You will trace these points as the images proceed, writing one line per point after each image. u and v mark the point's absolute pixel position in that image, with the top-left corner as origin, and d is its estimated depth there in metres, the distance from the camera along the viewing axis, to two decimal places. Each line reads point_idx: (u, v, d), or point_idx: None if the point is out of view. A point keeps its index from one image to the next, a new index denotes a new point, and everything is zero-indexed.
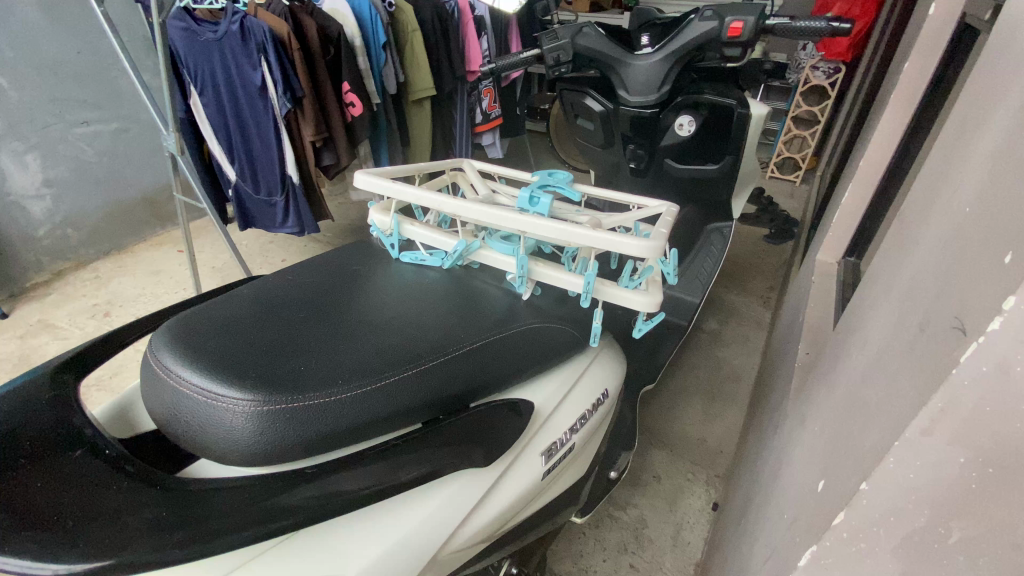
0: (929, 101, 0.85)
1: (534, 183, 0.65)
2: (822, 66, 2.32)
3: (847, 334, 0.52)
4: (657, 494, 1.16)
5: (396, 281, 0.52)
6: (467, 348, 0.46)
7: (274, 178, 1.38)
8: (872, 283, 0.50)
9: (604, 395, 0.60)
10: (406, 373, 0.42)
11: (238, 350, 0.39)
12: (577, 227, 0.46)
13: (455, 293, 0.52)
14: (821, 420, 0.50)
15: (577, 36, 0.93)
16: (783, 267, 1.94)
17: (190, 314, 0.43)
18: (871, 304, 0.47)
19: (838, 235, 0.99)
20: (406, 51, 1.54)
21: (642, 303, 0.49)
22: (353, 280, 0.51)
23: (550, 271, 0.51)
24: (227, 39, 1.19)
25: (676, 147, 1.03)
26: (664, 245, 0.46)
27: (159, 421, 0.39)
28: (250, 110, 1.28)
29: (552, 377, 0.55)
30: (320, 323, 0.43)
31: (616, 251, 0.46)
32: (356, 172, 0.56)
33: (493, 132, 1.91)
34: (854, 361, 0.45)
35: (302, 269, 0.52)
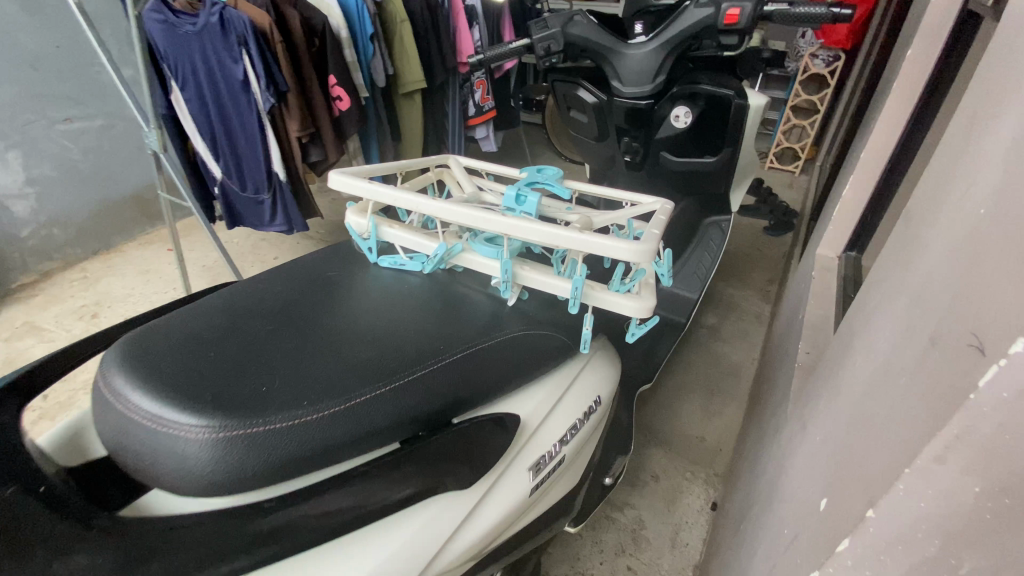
0: (934, 88, 0.82)
1: (522, 180, 0.63)
2: (821, 54, 2.28)
3: (850, 338, 0.49)
4: (654, 494, 1.14)
5: (373, 287, 0.50)
6: (446, 361, 0.43)
7: (260, 175, 1.34)
8: (876, 285, 0.47)
9: (597, 402, 0.57)
10: (379, 390, 0.39)
11: (195, 370, 0.37)
12: (564, 231, 0.43)
13: (435, 299, 0.50)
14: (822, 429, 0.48)
15: (567, 25, 0.90)
16: (782, 259, 1.92)
17: (148, 330, 0.40)
18: (877, 306, 0.45)
19: (839, 229, 0.96)
20: (394, 43, 1.50)
21: (632, 308, 0.46)
22: (328, 287, 0.49)
23: (538, 275, 0.48)
24: (206, 32, 1.16)
25: (673, 139, 1.00)
26: (658, 248, 0.43)
27: (109, 450, 0.36)
28: (233, 105, 1.24)
29: (541, 386, 0.52)
30: (287, 338, 0.41)
31: (605, 256, 0.42)
32: (331, 171, 0.52)
33: (486, 125, 1.87)
34: (857, 371, 0.43)
35: (273, 277, 0.49)
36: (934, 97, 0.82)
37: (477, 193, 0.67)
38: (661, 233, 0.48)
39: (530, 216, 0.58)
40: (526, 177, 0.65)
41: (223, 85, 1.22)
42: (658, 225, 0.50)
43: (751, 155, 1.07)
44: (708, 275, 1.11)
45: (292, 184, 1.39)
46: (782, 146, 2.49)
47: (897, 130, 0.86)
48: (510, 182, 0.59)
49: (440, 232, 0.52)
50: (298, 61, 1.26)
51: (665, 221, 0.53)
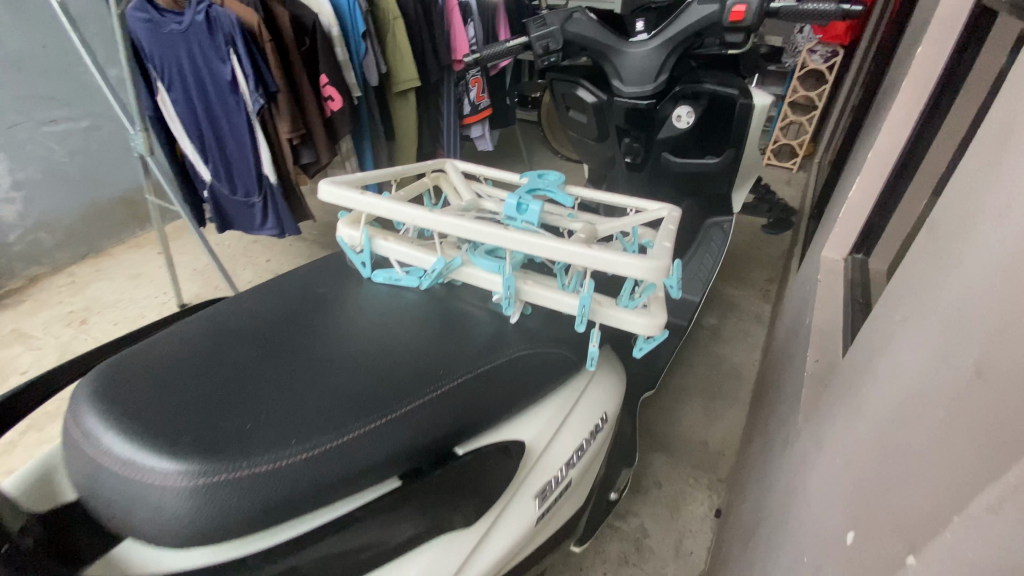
0: (944, 86, 0.79)
1: (523, 187, 0.60)
2: (819, 49, 2.26)
3: (873, 353, 0.47)
4: (657, 501, 1.12)
5: (367, 306, 0.47)
6: (445, 388, 0.41)
7: (251, 178, 1.31)
8: (899, 299, 0.45)
9: (604, 419, 0.55)
10: (373, 423, 0.38)
11: (176, 411, 0.35)
12: (569, 245, 0.41)
13: (434, 316, 0.47)
14: (842, 450, 0.46)
15: (567, 23, 0.87)
16: (782, 258, 1.90)
17: (125, 362, 0.39)
18: (905, 322, 0.42)
19: (845, 231, 0.94)
20: (387, 40, 1.46)
21: (642, 326, 0.44)
22: (321, 306, 0.47)
23: (542, 291, 0.46)
24: (192, 31, 1.12)
25: (674, 139, 0.97)
26: (672, 265, 0.40)
27: (87, 494, 0.35)
28: (221, 107, 1.21)
29: (547, 407, 0.50)
30: (272, 369, 0.39)
31: (615, 274, 0.40)
32: (321, 181, 0.50)
33: (482, 124, 1.84)
34: (883, 393, 0.40)
35: (260, 296, 0.47)
36: (945, 96, 0.80)
37: (476, 200, 0.64)
38: (673, 245, 0.45)
39: (532, 225, 0.55)
40: (527, 183, 0.63)
41: (211, 86, 1.18)
42: (668, 238, 0.47)
43: (755, 155, 1.05)
44: (710, 277, 1.08)
45: (284, 186, 1.35)
46: (780, 142, 2.46)
47: (906, 130, 0.83)
48: (511, 190, 0.57)
49: (437, 245, 0.50)
50: (289, 61, 1.23)
51: (674, 231, 0.50)
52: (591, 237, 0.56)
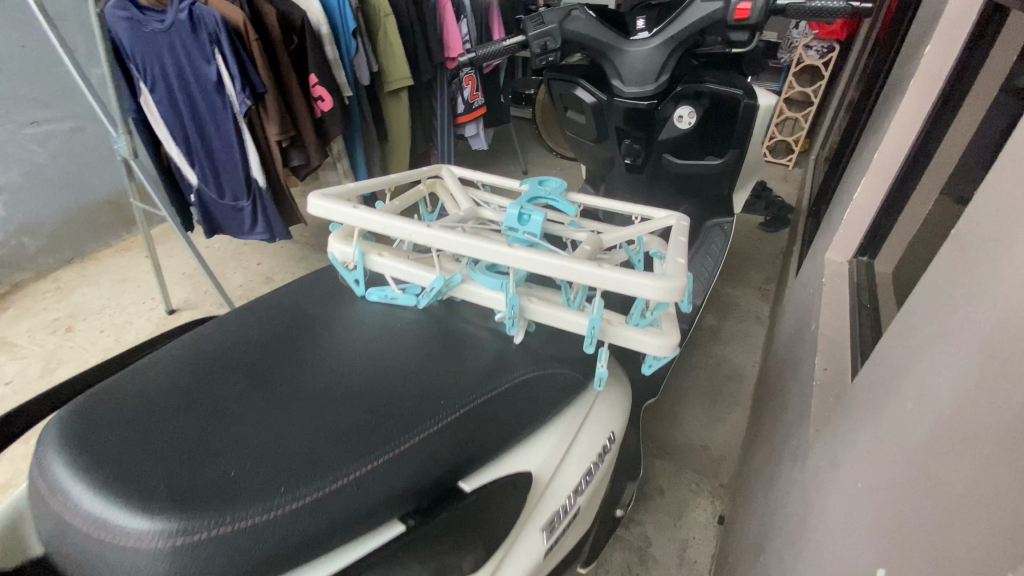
0: (954, 86, 0.77)
1: (524, 195, 0.58)
2: (815, 45, 2.23)
3: (897, 371, 0.45)
4: (659, 508, 1.10)
5: (359, 329, 0.46)
6: (440, 423, 0.40)
7: (239, 182, 1.27)
8: (926, 316, 0.43)
9: (611, 439, 0.52)
10: (364, 465, 0.36)
11: (153, 461, 0.34)
12: (577, 264, 0.38)
13: (429, 340, 0.46)
14: (866, 474, 0.44)
15: (565, 21, 0.84)
16: (780, 256, 1.88)
17: (102, 401, 0.39)
18: (935, 341, 0.40)
19: (850, 233, 0.92)
20: (378, 38, 1.42)
21: (655, 346, 0.42)
22: (311, 333, 0.46)
23: (549, 310, 0.43)
24: (175, 30, 1.08)
25: (676, 140, 0.94)
26: (688, 284, 0.38)
27: (60, 553, 0.34)
28: (207, 108, 1.17)
29: (551, 430, 0.48)
30: (257, 410, 0.38)
31: (629, 294, 0.38)
32: (310, 194, 0.47)
33: (476, 123, 1.81)
34: (916, 421, 0.38)
35: (246, 327, 0.46)
36: (955, 96, 0.78)
37: (474, 209, 0.62)
38: (686, 260, 0.43)
39: (535, 236, 0.53)
40: (528, 190, 0.61)
41: (195, 87, 1.15)
42: (680, 252, 0.45)
43: (757, 156, 1.03)
44: (711, 280, 1.05)
45: (273, 190, 1.32)
46: (775, 138, 2.45)
47: (912, 131, 0.81)
48: (512, 200, 0.54)
49: (437, 260, 0.47)
50: (276, 60, 1.19)
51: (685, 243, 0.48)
52: (596, 247, 0.54)
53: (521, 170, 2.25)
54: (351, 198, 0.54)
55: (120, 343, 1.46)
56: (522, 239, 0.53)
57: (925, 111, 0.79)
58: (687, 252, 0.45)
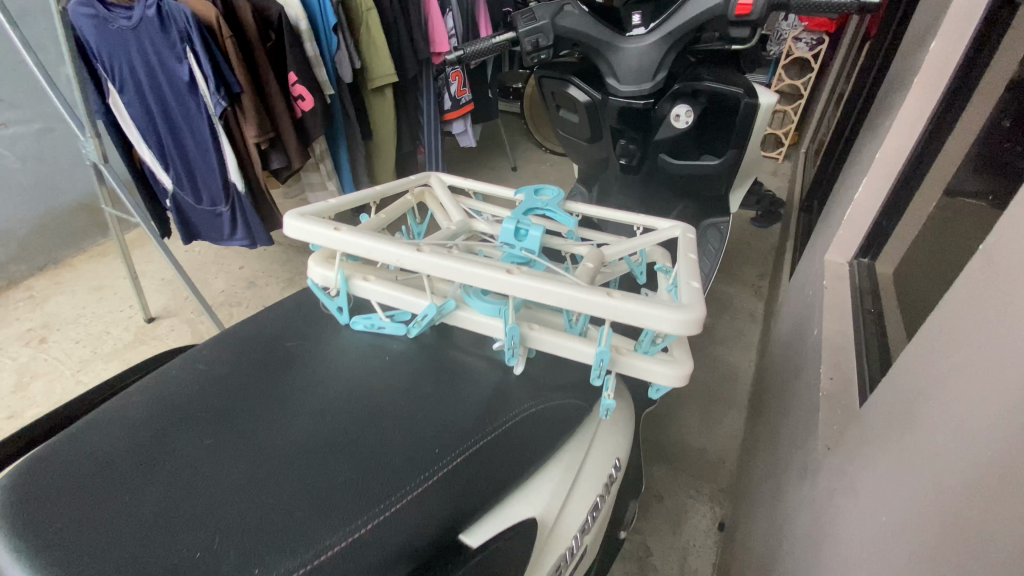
0: (961, 84, 0.75)
1: (519, 207, 0.55)
2: (805, 37, 2.21)
3: (925, 395, 0.42)
4: (659, 515, 1.08)
5: (341, 374, 0.47)
6: (432, 477, 0.40)
7: (216, 187, 1.22)
8: (958, 338, 0.40)
9: (615, 466, 0.52)
10: (353, 534, 0.36)
11: (111, 544, 0.33)
12: (587, 293, 0.36)
13: (415, 381, 0.47)
14: (894, 507, 0.41)
15: (557, 17, 0.81)
16: (772, 251, 1.87)
17: (31, 474, 0.38)
18: (971, 368, 0.37)
19: (851, 234, 0.90)
20: (361, 34, 1.37)
21: (666, 375, 0.39)
22: (293, 383, 0.46)
23: (551, 336, 0.41)
24: (144, 27, 1.02)
25: (673, 140, 0.91)
26: (705, 314, 0.36)
27: None
28: (180, 110, 1.12)
29: (553, 468, 0.48)
30: (228, 479, 0.38)
31: (644, 326, 0.35)
32: (286, 215, 0.44)
33: (464, 119, 1.75)
34: (958, 457, 0.36)
35: (215, 385, 0.45)
36: (960, 94, 0.75)
37: (467, 221, 0.58)
38: (700, 284, 0.40)
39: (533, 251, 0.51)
40: (523, 202, 0.59)
41: (167, 87, 1.09)
42: (691, 274, 0.42)
43: (755, 155, 1.00)
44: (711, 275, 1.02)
45: (252, 194, 1.27)
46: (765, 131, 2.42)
47: (916, 130, 0.79)
48: (507, 214, 0.52)
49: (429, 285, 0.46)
50: (253, 58, 1.14)
51: (694, 259, 0.46)
52: (598, 263, 0.51)
53: (509, 166, 2.21)
54: (332, 215, 0.52)
55: (96, 353, 1.40)
56: (519, 255, 0.50)
57: (929, 110, 0.77)
58: (700, 274, 0.42)
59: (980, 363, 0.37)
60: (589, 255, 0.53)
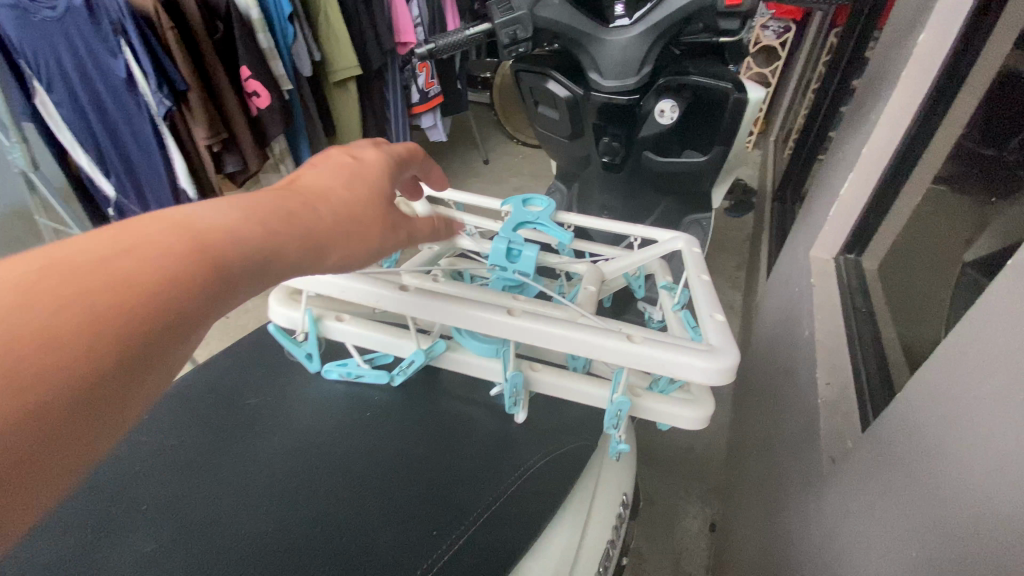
0: (949, 79, 0.73)
1: (509, 223, 0.56)
2: (771, 25, 2.18)
3: (954, 423, 0.40)
4: (651, 520, 1.06)
5: (332, 451, 0.51)
6: (435, 566, 0.42)
7: (165, 193, 1.15)
8: (989, 364, 0.38)
9: (624, 501, 0.57)
10: None
11: None
12: (607, 339, 0.38)
13: (422, 460, 0.50)
14: (923, 543, 0.40)
15: (536, 6, 0.75)
16: (746, 241, 1.86)
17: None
18: (1002, 398, 0.36)
19: (836, 230, 0.89)
20: (320, 23, 1.28)
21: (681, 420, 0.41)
22: (296, 470, 0.48)
23: (550, 379, 0.45)
24: (71, 17, 0.93)
25: (657, 136, 0.86)
26: (738, 359, 0.37)
27: None
28: (119, 109, 1.03)
29: (561, 525, 0.50)
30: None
31: (666, 371, 0.37)
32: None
33: (433, 113, 1.66)
34: (1005, 503, 0.33)
35: (191, 480, 0.48)
36: (950, 87, 0.73)
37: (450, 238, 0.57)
38: (723, 317, 0.43)
39: (526, 273, 0.51)
40: (513, 214, 0.59)
41: (103, 85, 1.00)
42: (710, 305, 0.45)
43: (738, 150, 0.97)
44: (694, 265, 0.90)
45: (205, 199, 1.20)
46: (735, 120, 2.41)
47: (903, 125, 0.77)
48: (498, 233, 0.52)
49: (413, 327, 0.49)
50: (198, 51, 1.05)
51: (707, 283, 0.49)
52: (598, 282, 0.54)
53: (480, 159, 2.14)
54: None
55: None
56: (513, 277, 0.50)
57: (917, 105, 0.75)
58: (720, 305, 0.45)
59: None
60: (588, 274, 0.55)
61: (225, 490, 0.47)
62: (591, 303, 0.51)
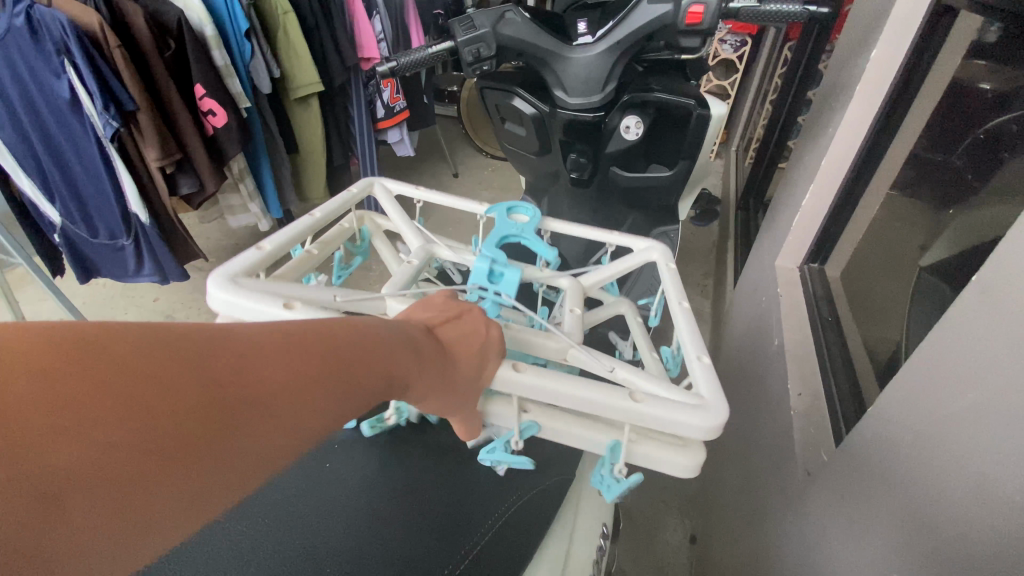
0: (899, 94, 0.76)
1: (493, 238, 0.57)
2: (729, 39, 2.24)
3: (927, 438, 0.40)
4: (632, 536, 1.05)
5: (302, 501, 0.49)
6: None
7: (115, 219, 1.10)
8: (961, 383, 0.38)
9: (604, 532, 0.58)
10: None
11: None
12: (616, 400, 0.40)
13: (395, 508, 0.49)
14: (905, 564, 0.40)
15: (499, 24, 0.74)
16: (713, 248, 1.89)
17: None
18: (975, 413, 0.36)
19: (799, 241, 0.91)
20: (278, 39, 1.25)
21: (677, 465, 0.43)
22: (261, 526, 0.46)
23: (548, 421, 0.45)
24: (12, 37, 0.89)
25: (623, 153, 0.87)
26: (727, 419, 0.40)
27: None
28: (63, 131, 0.98)
29: (539, 570, 0.50)
30: None
31: (673, 428, 0.40)
32: (207, 284, 0.46)
33: (400, 127, 1.64)
34: (984, 524, 0.33)
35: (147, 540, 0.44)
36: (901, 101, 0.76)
37: (428, 247, 0.62)
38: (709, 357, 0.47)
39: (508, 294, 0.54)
40: (498, 227, 0.60)
41: (46, 107, 0.96)
42: (698, 348, 0.48)
43: (703, 163, 0.99)
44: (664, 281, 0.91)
45: (160, 224, 1.16)
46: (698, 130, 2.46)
47: (859, 137, 0.79)
48: (480, 252, 0.54)
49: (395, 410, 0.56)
50: (150, 71, 1.01)
51: (687, 309, 0.53)
52: (583, 300, 0.55)
53: (449, 173, 2.12)
54: (265, 262, 0.54)
55: None
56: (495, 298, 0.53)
57: (871, 119, 0.78)
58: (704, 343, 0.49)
59: (994, 414, 0.34)
60: (571, 291, 0.56)
61: (177, 554, 0.44)
62: (579, 323, 0.52)
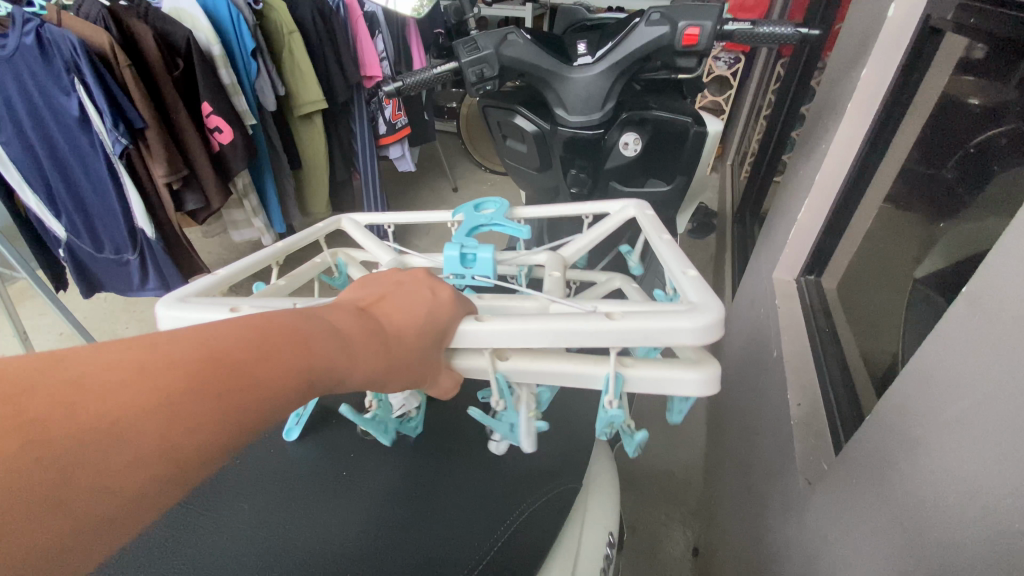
0: (888, 113, 0.78)
1: (463, 227, 0.59)
2: (723, 57, 2.28)
3: (918, 445, 0.41)
4: (635, 548, 1.05)
5: (313, 522, 0.50)
6: None
7: (121, 235, 1.12)
8: (952, 390, 0.39)
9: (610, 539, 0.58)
10: None
11: None
12: (591, 323, 0.40)
13: (399, 524, 0.50)
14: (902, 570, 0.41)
15: (501, 45, 0.76)
16: (711, 261, 1.91)
17: None
18: (963, 420, 0.37)
19: (795, 253, 0.93)
20: (283, 58, 1.27)
21: (683, 378, 0.43)
22: (269, 548, 0.47)
23: (530, 364, 0.44)
24: (21, 56, 0.91)
25: (623, 168, 0.88)
26: (723, 312, 0.41)
27: None
28: (70, 147, 1.00)
29: None
30: None
31: (663, 334, 0.40)
32: (157, 305, 0.47)
33: (401, 143, 1.66)
34: (974, 527, 0.34)
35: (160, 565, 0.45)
36: (890, 120, 0.78)
37: (400, 258, 0.63)
38: (695, 270, 0.48)
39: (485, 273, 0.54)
40: (465, 219, 0.62)
41: (55, 123, 0.97)
42: (678, 262, 0.50)
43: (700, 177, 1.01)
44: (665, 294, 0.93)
45: (166, 239, 1.18)
46: None
47: (850, 154, 0.82)
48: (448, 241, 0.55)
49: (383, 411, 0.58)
50: (158, 90, 1.03)
51: (669, 239, 0.55)
52: (562, 267, 0.58)
53: (449, 187, 2.14)
54: (222, 288, 0.55)
55: None
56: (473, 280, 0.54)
57: (861, 137, 0.80)
58: (687, 259, 0.51)
59: (981, 421, 0.36)
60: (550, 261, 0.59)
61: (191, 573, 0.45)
62: (560, 286, 0.55)
